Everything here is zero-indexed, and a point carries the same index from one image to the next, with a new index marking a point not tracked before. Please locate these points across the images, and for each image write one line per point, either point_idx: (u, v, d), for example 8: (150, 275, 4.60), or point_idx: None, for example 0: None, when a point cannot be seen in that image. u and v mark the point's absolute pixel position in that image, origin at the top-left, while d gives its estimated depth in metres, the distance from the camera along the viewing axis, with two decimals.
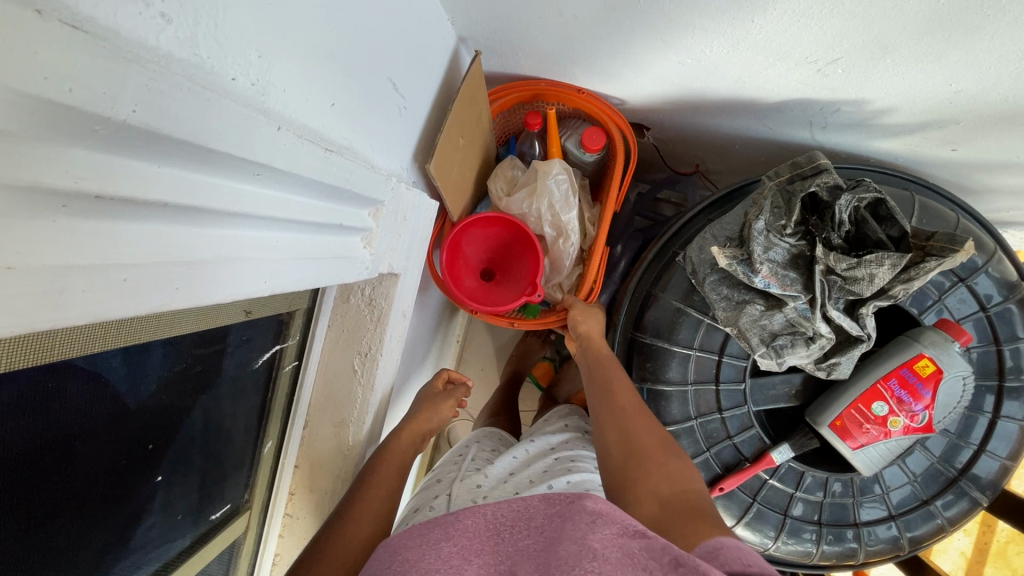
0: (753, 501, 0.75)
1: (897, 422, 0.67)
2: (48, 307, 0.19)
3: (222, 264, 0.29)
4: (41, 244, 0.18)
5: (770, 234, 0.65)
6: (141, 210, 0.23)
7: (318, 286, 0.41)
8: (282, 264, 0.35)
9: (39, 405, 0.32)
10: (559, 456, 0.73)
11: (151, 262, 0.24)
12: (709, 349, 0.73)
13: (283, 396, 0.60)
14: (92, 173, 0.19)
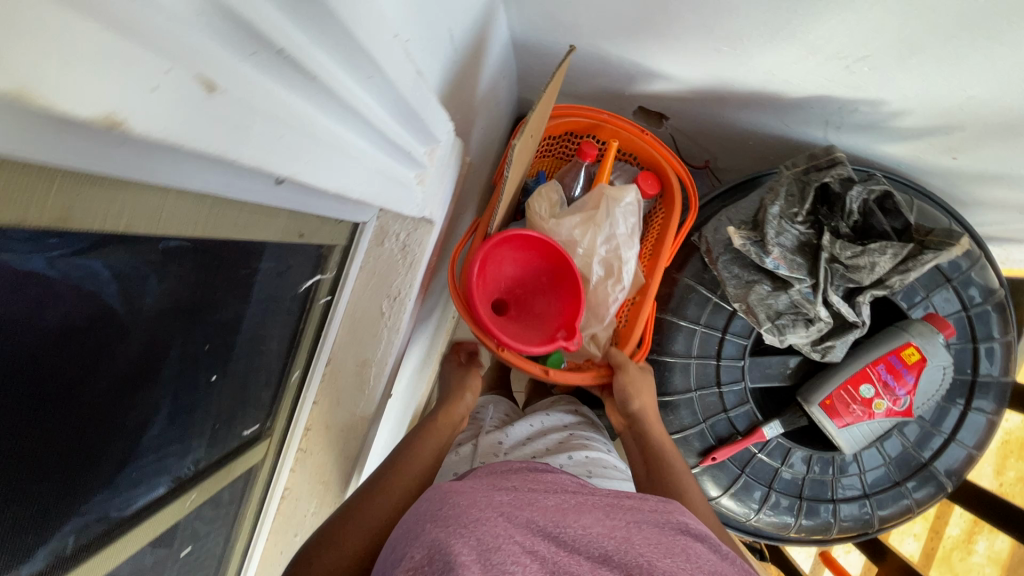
0: (741, 473, 0.79)
1: (881, 404, 0.73)
2: (228, 137, 0.21)
3: (331, 154, 0.31)
4: (228, 77, 0.21)
5: (783, 220, 0.70)
6: (295, 79, 0.25)
7: (378, 203, 0.44)
8: (363, 171, 0.37)
9: (134, 279, 0.34)
10: (573, 432, 0.77)
11: (290, 130, 0.26)
12: (714, 326, 0.77)
13: (313, 329, 0.62)
14: (279, 27, 0.22)
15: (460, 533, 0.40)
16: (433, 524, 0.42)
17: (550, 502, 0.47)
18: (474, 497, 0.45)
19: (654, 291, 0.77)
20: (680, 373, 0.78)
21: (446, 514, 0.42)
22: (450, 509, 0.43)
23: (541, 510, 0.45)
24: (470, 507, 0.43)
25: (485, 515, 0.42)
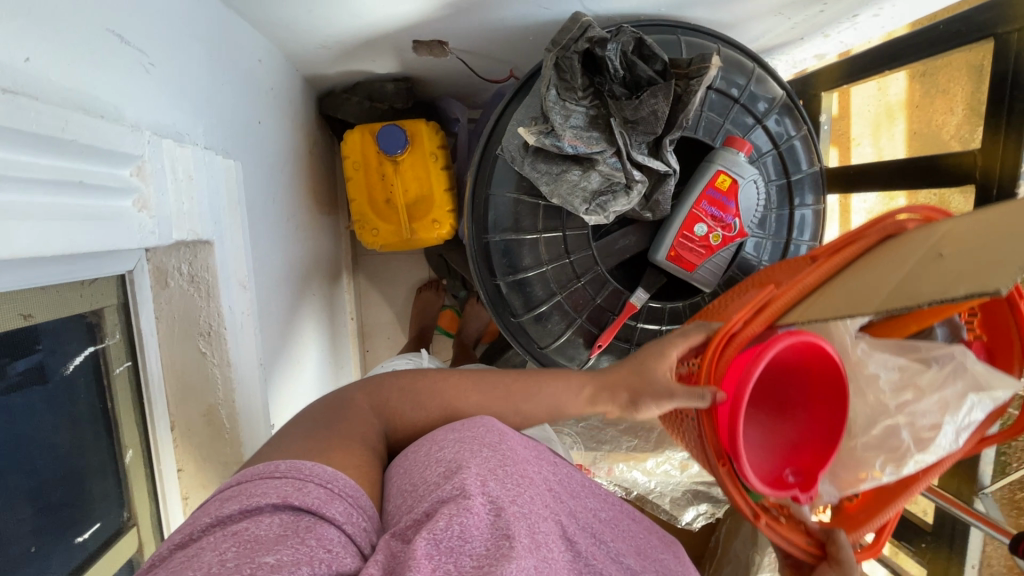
0: (631, 347, 0.84)
1: (716, 237, 0.78)
2: None
3: None
4: None
5: (565, 102, 0.70)
6: None
7: (81, 248, 0.39)
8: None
9: None
10: None
11: None
12: (552, 227, 0.78)
13: (129, 401, 0.56)
14: None
15: (509, 481, 0.42)
16: (489, 451, 0.45)
17: (583, 499, 0.49)
18: (528, 458, 0.47)
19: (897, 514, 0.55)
20: (540, 283, 0.80)
21: (506, 453, 0.45)
22: (512, 452, 0.46)
23: (578, 508, 0.47)
24: (527, 463, 0.46)
25: (536, 479, 0.45)
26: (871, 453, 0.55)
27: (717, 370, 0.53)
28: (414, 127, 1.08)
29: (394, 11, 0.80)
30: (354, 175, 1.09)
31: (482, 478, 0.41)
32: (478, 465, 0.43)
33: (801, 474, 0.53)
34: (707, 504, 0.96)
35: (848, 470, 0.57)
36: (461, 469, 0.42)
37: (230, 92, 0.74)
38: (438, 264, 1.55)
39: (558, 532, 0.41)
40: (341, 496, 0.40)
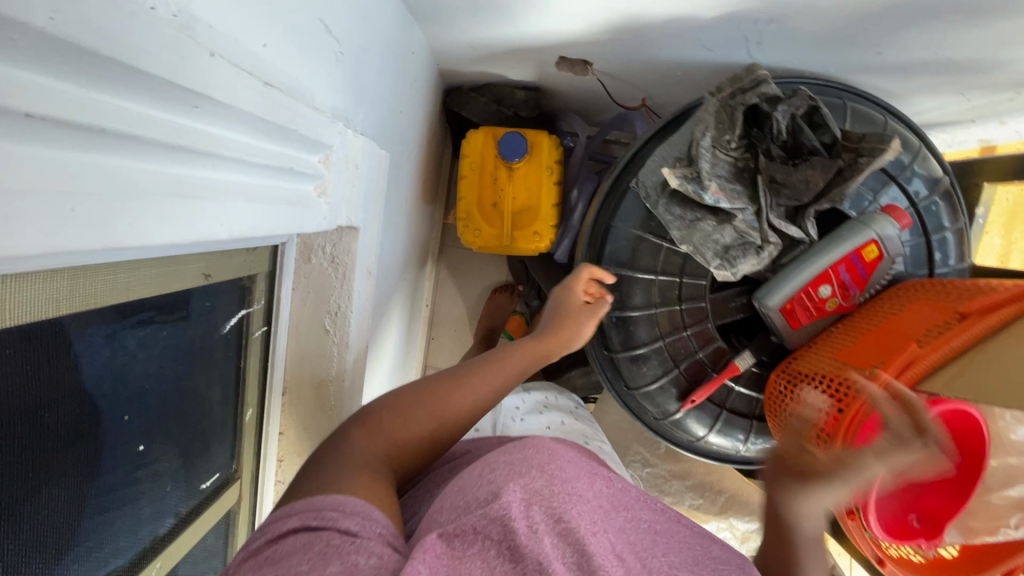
0: (722, 409, 0.81)
1: (832, 303, 0.72)
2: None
3: (175, 205, 0.28)
4: None
5: (716, 149, 0.68)
6: (80, 136, 0.21)
7: (280, 232, 0.41)
8: (238, 207, 0.34)
9: (24, 375, 0.32)
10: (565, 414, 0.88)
11: (99, 192, 0.23)
12: (670, 271, 0.76)
13: (257, 364, 0.60)
14: (17, 92, 0.18)
15: (554, 502, 0.43)
16: (535, 471, 0.45)
17: (636, 519, 0.48)
18: (576, 475, 0.48)
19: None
20: (645, 324, 0.78)
21: (552, 472, 0.46)
22: (556, 470, 0.46)
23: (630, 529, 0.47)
24: (573, 482, 0.46)
25: (582, 499, 0.45)
26: (1007, 509, 0.59)
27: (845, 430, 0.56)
28: (535, 138, 1.09)
29: (554, 30, 0.81)
30: (469, 174, 1.11)
31: (525, 498, 0.41)
32: (522, 486, 0.42)
33: (925, 519, 0.58)
34: None
35: (978, 520, 0.59)
36: (503, 487, 0.42)
37: (388, 84, 0.77)
38: (518, 270, 1.56)
39: (606, 550, 0.42)
40: (368, 518, 0.39)
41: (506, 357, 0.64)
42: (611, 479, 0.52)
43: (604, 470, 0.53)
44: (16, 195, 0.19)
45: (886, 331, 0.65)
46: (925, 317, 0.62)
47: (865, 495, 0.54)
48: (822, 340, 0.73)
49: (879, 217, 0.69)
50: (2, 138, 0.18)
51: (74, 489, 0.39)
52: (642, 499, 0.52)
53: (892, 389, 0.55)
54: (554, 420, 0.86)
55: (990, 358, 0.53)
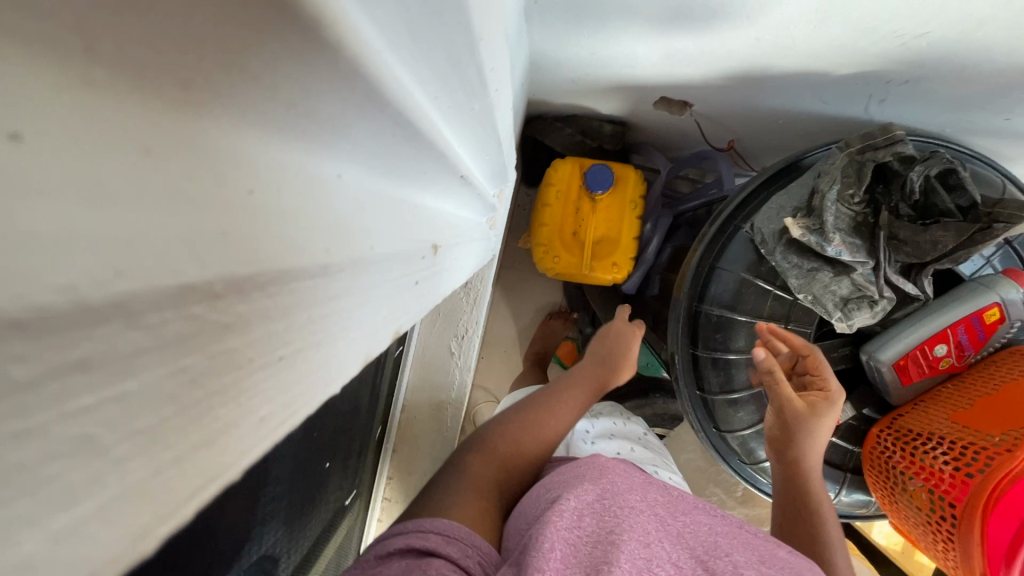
0: (817, 459, 0.80)
1: (946, 362, 0.71)
2: None
3: None
4: None
5: (840, 203, 0.68)
6: None
7: (453, 280, 0.43)
8: None
9: None
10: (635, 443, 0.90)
11: None
12: (776, 316, 0.77)
13: (386, 384, 0.61)
14: None
15: (609, 512, 0.51)
16: (591, 486, 0.55)
17: (697, 523, 0.55)
18: (623, 487, 0.56)
19: None
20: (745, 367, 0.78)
21: (605, 488, 0.55)
22: (609, 486, 0.55)
23: (687, 530, 0.53)
24: (625, 496, 0.55)
25: (632, 509, 0.53)
26: None
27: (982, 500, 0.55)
28: (621, 172, 1.11)
29: (671, 71, 0.82)
30: (553, 204, 1.13)
31: (579, 507, 0.51)
32: (576, 498, 0.52)
33: None
34: None
35: None
36: (567, 498, 0.52)
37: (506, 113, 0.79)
38: (575, 296, 1.56)
39: (656, 544, 0.49)
40: (468, 544, 0.46)
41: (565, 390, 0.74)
42: (667, 489, 0.59)
43: (662, 485, 0.60)
44: None
45: (1004, 394, 0.65)
46: None
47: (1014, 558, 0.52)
48: (931, 396, 0.72)
49: (1001, 280, 0.69)
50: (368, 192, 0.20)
51: (255, 498, 0.39)
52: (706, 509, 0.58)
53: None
54: (625, 445, 0.88)
55: None
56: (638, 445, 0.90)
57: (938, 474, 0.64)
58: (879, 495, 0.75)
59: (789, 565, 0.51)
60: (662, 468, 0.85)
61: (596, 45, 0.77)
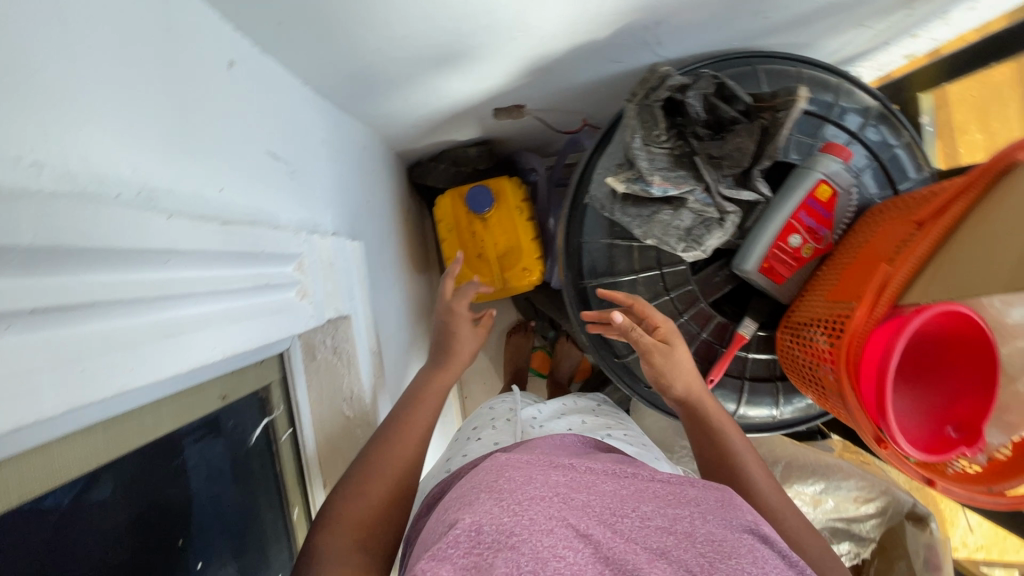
0: (743, 380, 0.82)
1: (808, 249, 0.74)
2: (19, 406, 0.23)
3: (164, 345, 0.33)
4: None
5: (648, 146, 0.73)
6: (77, 312, 0.27)
7: (272, 341, 0.47)
8: (227, 330, 0.40)
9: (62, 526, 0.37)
10: (587, 417, 0.92)
11: (98, 349, 0.28)
12: (649, 266, 0.80)
13: (292, 465, 0.65)
14: (18, 295, 0.24)
15: (510, 511, 0.47)
16: (487, 495, 0.50)
17: (605, 486, 0.53)
18: (528, 477, 0.53)
19: None
20: None
21: (501, 488, 0.50)
22: (505, 484, 0.51)
23: (595, 496, 0.51)
24: (525, 486, 0.51)
25: (534, 497, 0.49)
26: None
27: (851, 368, 0.57)
28: (498, 186, 1.16)
29: (477, 85, 0.87)
30: (448, 236, 1.19)
31: (476, 523, 0.46)
32: (473, 513, 0.47)
33: (961, 427, 0.58)
34: (847, 543, 0.90)
35: (1014, 413, 0.58)
36: (462, 516, 0.47)
37: (340, 182, 0.84)
38: (525, 307, 1.57)
39: (561, 525, 0.47)
40: None
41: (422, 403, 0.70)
42: (570, 466, 0.56)
43: (563, 462, 0.57)
44: (31, 368, 0.24)
45: (859, 257, 0.67)
46: (892, 236, 0.62)
47: (881, 412, 0.54)
48: (811, 284, 0.75)
49: (823, 156, 0.72)
50: (18, 333, 0.24)
51: None
52: (615, 474, 0.56)
53: (873, 316, 0.56)
54: (575, 421, 0.91)
55: (952, 257, 0.53)
56: (588, 415, 0.92)
57: (822, 354, 0.66)
58: (817, 396, 0.74)
59: (699, 510, 0.51)
60: (616, 429, 0.89)
61: (397, 91, 0.83)
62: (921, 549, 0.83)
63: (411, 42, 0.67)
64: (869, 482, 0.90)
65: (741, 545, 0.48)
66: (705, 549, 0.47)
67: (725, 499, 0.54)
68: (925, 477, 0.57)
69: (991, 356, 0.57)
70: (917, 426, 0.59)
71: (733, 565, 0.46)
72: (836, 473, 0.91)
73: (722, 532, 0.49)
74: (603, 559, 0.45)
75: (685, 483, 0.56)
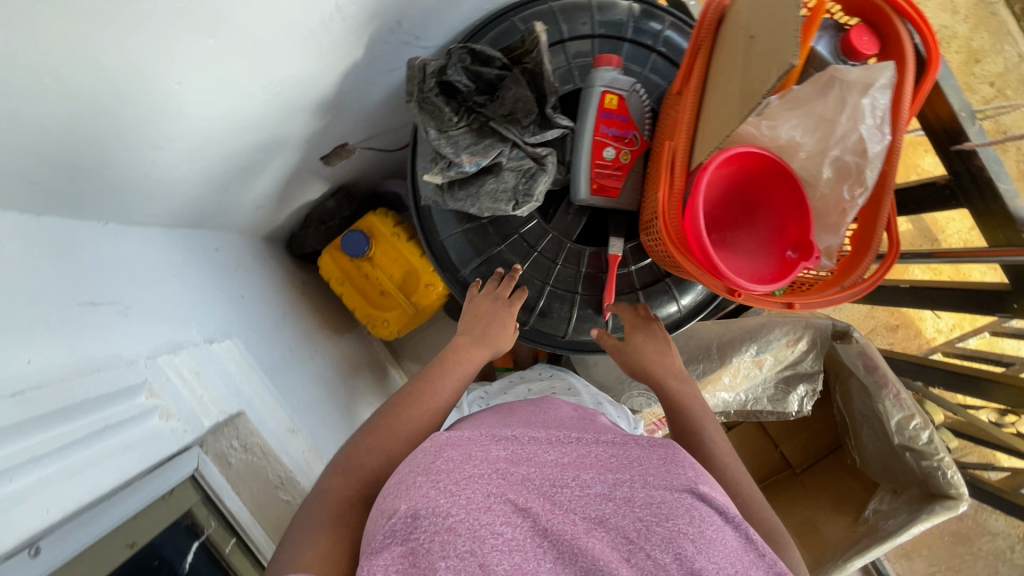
0: (636, 291, 0.86)
1: (625, 155, 0.78)
2: None
3: None
4: None
5: (445, 132, 0.76)
6: None
7: (136, 470, 0.50)
8: (64, 485, 0.43)
9: None
10: (532, 384, 0.96)
11: None
12: (506, 233, 0.83)
13: (249, 564, 0.68)
14: None
15: (446, 492, 0.41)
16: (423, 476, 0.43)
17: (546, 455, 0.48)
18: (468, 454, 0.46)
19: (892, 209, 0.60)
20: (527, 282, 0.85)
21: (437, 469, 0.43)
22: (442, 463, 0.44)
23: (536, 466, 0.46)
24: (465, 463, 0.44)
25: (472, 475, 0.43)
26: (837, 188, 0.62)
27: (679, 243, 0.61)
28: (368, 223, 1.18)
29: (283, 145, 0.88)
30: (345, 289, 1.21)
31: (410, 515, 0.40)
32: (409, 500, 0.41)
33: (795, 247, 0.62)
34: (803, 384, 0.97)
35: (832, 214, 0.63)
36: (397, 503, 0.41)
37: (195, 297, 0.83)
38: None
39: (499, 501, 0.41)
40: None
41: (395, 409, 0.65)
42: (513, 436, 0.50)
43: (503, 429, 0.52)
44: None
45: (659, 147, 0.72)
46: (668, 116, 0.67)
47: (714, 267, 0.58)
48: (645, 184, 0.79)
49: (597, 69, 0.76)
50: None
51: None
52: (561, 441, 0.50)
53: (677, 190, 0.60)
54: (520, 390, 0.95)
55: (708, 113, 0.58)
56: (532, 381, 0.97)
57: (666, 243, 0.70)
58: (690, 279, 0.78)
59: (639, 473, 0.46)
60: (560, 389, 0.93)
61: (210, 186, 0.83)
62: (857, 359, 0.92)
63: (182, 140, 0.68)
64: (793, 324, 0.94)
65: (678, 505, 0.44)
66: (642, 512, 0.43)
67: (669, 456, 0.49)
68: (784, 302, 0.61)
69: (790, 177, 0.62)
70: (761, 265, 0.63)
71: (670, 528, 0.42)
72: (764, 331, 0.94)
73: (660, 495, 0.45)
74: (541, 533, 0.40)
75: (628, 442, 0.51)
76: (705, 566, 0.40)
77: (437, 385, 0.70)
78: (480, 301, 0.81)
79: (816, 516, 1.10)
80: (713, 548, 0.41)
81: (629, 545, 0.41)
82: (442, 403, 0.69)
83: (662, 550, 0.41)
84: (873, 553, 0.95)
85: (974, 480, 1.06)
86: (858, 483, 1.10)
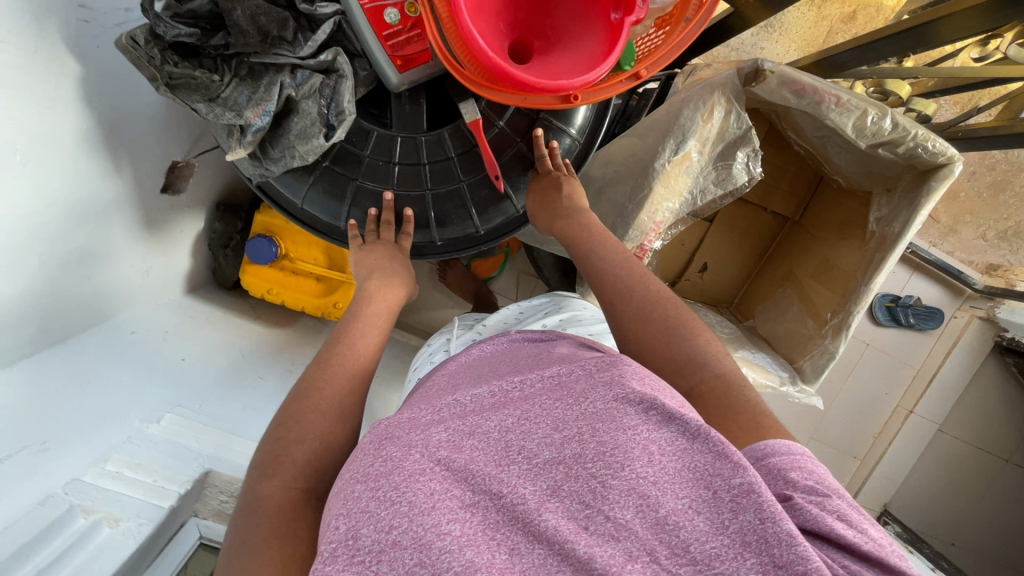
0: (519, 143, 0.76)
1: (411, 7, 0.63)
2: None
3: None
4: None
5: (215, 101, 0.65)
6: None
7: None
8: None
9: None
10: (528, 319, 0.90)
11: None
12: (355, 164, 0.74)
13: None
14: None
15: (385, 504, 0.38)
16: (360, 486, 0.40)
17: (489, 420, 0.44)
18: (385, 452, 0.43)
19: None
20: (408, 199, 0.77)
21: (375, 473, 0.40)
22: (377, 467, 0.40)
23: (477, 443, 0.42)
24: (401, 462, 0.40)
25: (413, 474, 0.39)
26: None
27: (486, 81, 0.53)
28: (260, 225, 1.10)
29: (100, 208, 0.79)
30: (282, 296, 1.14)
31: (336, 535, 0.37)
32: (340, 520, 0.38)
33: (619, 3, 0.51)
34: (741, 150, 0.89)
35: None
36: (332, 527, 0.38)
37: (119, 393, 0.80)
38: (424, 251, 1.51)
39: (444, 499, 0.38)
40: None
41: (310, 400, 0.61)
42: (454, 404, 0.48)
43: (445, 399, 0.50)
44: None
45: None
46: None
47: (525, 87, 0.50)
48: None
49: None
50: None
51: None
52: (506, 389, 0.48)
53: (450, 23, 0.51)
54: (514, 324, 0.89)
55: None
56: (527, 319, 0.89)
57: None
58: None
59: (600, 420, 0.42)
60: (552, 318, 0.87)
61: (60, 283, 0.76)
62: (781, 90, 0.82)
63: None
64: (699, 96, 0.83)
65: (633, 447, 0.40)
66: (593, 469, 0.39)
67: (613, 378, 0.45)
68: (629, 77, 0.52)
69: None
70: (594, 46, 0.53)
71: (626, 478, 0.38)
72: (674, 121, 0.83)
73: (613, 437, 0.40)
74: (494, 525, 0.38)
75: (577, 375, 0.47)
76: (669, 510, 0.37)
77: (359, 342, 0.69)
78: (372, 249, 0.77)
79: (829, 254, 1.04)
80: (674, 480, 0.39)
81: (585, 510, 0.38)
82: (366, 358, 0.68)
83: (621, 506, 0.38)
84: (889, 263, 0.89)
85: (968, 132, 0.96)
86: (856, 198, 1.01)
